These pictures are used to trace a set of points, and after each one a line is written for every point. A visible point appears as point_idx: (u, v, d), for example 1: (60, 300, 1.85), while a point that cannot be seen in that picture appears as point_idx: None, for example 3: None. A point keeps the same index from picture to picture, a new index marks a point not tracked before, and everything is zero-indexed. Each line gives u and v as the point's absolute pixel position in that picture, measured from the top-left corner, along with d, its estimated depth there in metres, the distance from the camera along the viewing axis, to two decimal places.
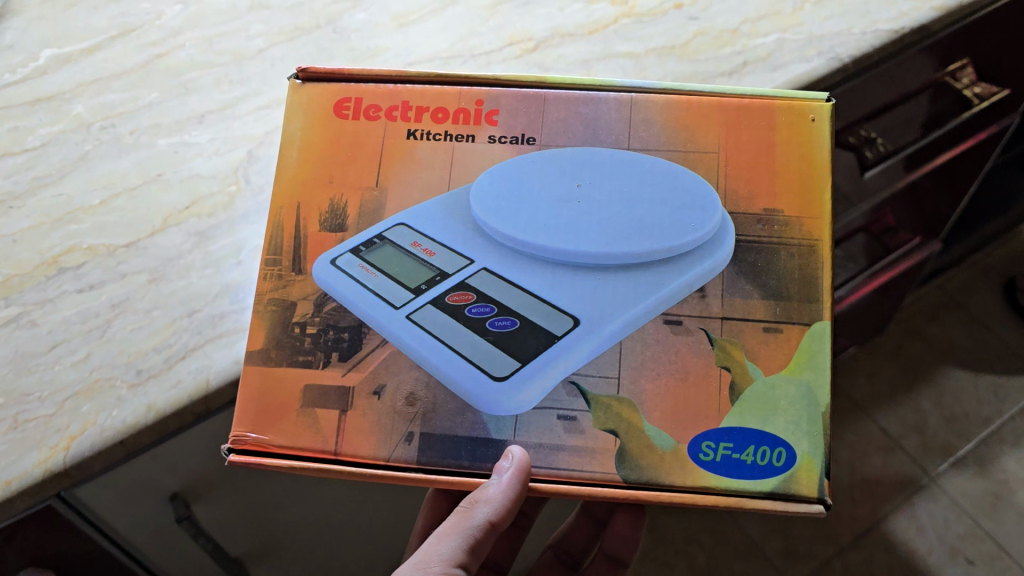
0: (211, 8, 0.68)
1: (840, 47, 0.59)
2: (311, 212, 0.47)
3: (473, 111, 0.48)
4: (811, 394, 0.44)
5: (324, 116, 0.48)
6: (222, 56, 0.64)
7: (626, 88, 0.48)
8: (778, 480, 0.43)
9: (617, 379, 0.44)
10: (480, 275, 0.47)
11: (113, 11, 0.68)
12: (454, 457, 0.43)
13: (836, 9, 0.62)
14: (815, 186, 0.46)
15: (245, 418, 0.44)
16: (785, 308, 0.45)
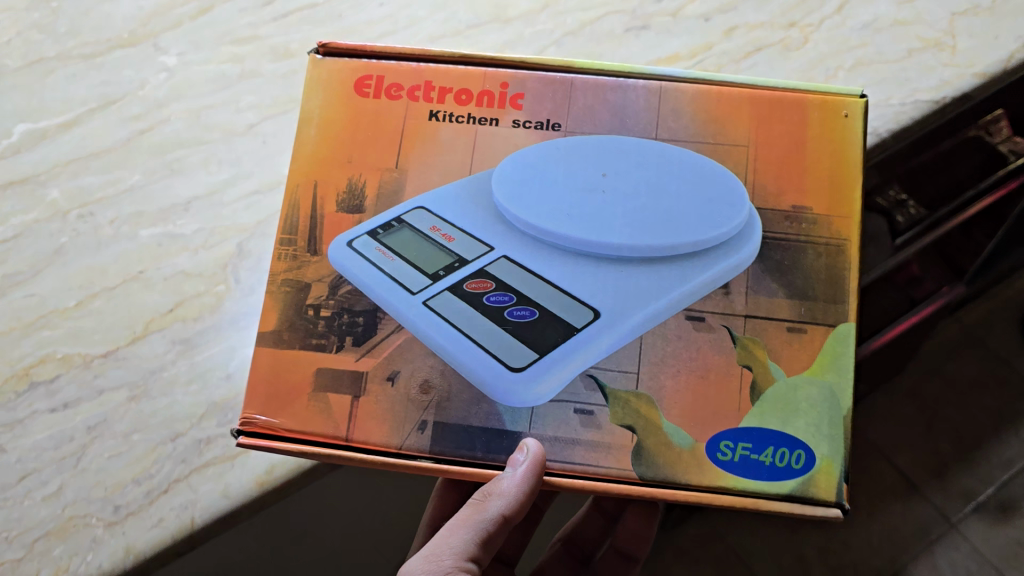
0: (200, 75, 0.63)
1: (877, 120, 0.57)
2: (329, 192, 0.46)
3: (497, 94, 0.47)
4: (833, 396, 0.42)
5: (345, 95, 0.47)
6: (210, 131, 0.61)
7: (654, 78, 0.47)
8: (796, 482, 0.41)
9: (637, 374, 0.42)
10: (500, 262, 0.45)
11: (92, 79, 0.63)
12: (468, 448, 0.41)
13: (872, 76, 0.60)
14: (844, 185, 0.44)
15: (255, 401, 0.42)
16: (810, 308, 0.43)
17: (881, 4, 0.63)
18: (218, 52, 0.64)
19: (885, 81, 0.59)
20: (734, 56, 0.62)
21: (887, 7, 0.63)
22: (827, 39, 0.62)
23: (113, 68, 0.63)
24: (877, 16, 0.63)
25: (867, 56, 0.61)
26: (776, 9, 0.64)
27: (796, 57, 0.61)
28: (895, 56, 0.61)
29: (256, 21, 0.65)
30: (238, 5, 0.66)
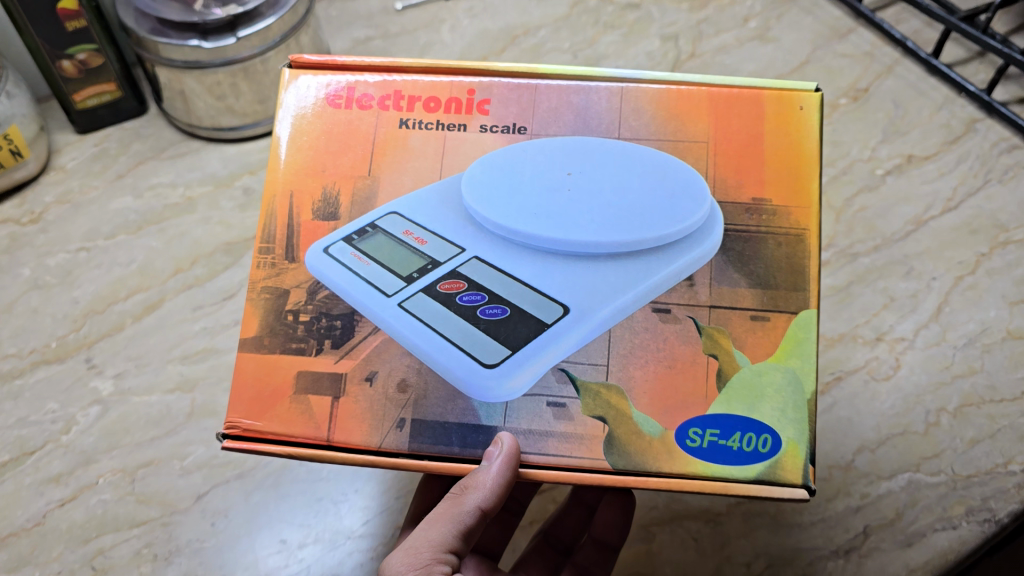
0: (140, 412, 0.57)
1: (996, 501, 0.51)
2: (304, 203, 0.45)
3: (464, 100, 0.46)
4: (798, 382, 0.41)
5: (319, 107, 0.46)
6: (146, 505, 0.54)
7: (614, 79, 0.46)
8: (763, 466, 0.40)
9: (607, 367, 0.41)
10: (472, 264, 0.43)
11: (7, 420, 0.57)
12: (444, 443, 0.41)
13: (986, 426, 0.54)
14: (805, 175, 0.43)
15: (239, 406, 0.42)
16: (773, 297, 0.42)
17: (989, 305, 0.59)
18: (165, 375, 0.59)
19: (1001, 432, 0.54)
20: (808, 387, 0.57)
21: (996, 313, 0.59)
22: (924, 364, 0.57)
23: (32, 396, 0.58)
24: (986, 326, 0.58)
25: (977, 392, 0.55)
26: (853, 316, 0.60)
27: (887, 395, 0.56)
28: (1010, 391, 0.55)
29: (212, 326, 0.61)
30: (192, 301, 0.62)
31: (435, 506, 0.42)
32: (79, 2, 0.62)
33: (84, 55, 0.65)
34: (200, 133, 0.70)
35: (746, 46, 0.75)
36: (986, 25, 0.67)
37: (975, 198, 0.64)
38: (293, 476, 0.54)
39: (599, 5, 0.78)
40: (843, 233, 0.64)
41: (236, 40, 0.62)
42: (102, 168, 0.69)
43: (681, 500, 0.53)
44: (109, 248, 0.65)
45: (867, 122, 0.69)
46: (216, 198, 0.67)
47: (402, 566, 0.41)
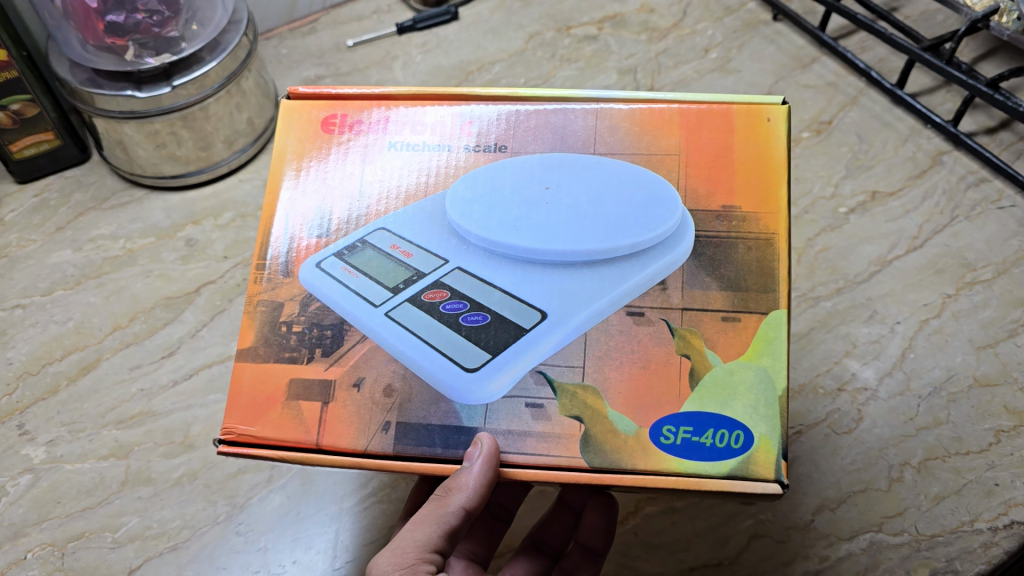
0: (73, 481, 0.55)
1: (961, 562, 0.48)
2: (300, 222, 0.43)
3: (449, 123, 0.44)
4: (769, 378, 0.38)
5: (313, 134, 0.44)
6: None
7: (592, 99, 0.44)
8: (736, 461, 0.37)
9: (583, 368, 0.38)
10: (455, 274, 0.41)
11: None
12: (427, 444, 0.38)
13: (952, 479, 0.52)
14: (772, 181, 0.41)
15: (233, 412, 0.39)
16: (743, 298, 0.39)
17: (956, 351, 0.57)
18: (99, 440, 0.56)
19: (967, 488, 0.51)
20: None
21: (962, 358, 0.56)
22: (887, 414, 0.55)
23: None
24: (952, 373, 0.56)
25: (942, 444, 0.53)
26: (818, 358, 0.58)
27: (847, 450, 0.54)
28: (976, 443, 0.53)
29: (149, 387, 0.58)
30: (130, 360, 0.59)
31: (421, 507, 0.41)
32: (9, 53, 0.60)
33: (18, 105, 0.63)
34: (142, 182, 0.68)
35: (706, 79, 0.73)
36: (951, 57, 0.64)
37: (941, 235, 0.62)
38: (228, 547, 0.52)
39: (556, 38, 0.77)
40: (804, 275, 0.62)
41: (171, 88, 0.60)
42: (42, 221, 0.67)
43: (632, 566, 0.51)
44: (45, 304, 0.62)
45: (831, 157, 0.67)
46: (157, 250, 0.65)
47: (387, 564, 0.39)
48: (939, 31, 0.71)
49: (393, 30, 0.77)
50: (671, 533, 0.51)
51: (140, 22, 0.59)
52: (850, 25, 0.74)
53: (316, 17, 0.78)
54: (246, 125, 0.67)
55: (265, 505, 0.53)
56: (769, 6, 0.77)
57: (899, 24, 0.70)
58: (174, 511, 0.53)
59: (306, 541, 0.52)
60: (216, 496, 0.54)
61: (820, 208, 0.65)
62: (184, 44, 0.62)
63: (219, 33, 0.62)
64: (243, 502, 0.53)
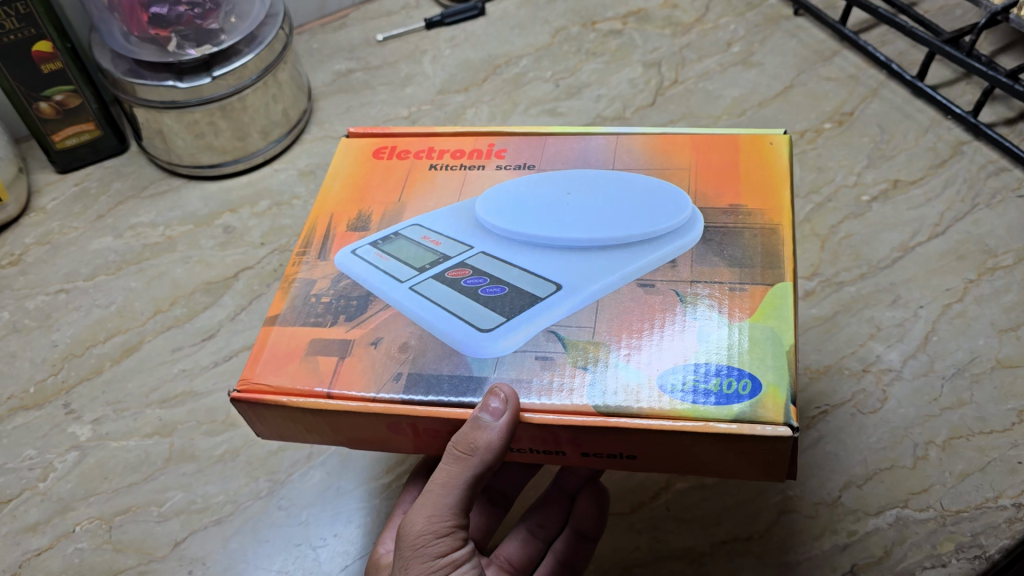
0: (119, 458, 0.56)
1: (988, 537, 0.49)
2: (341, 220, 0.46)
3: (485, 150, 0.49)
4: (776, 335, 0.37)
5: (363, 159, 0.49)
6: (123, 553, 0.52)
7: (613, 134, 0.49)
8: (744, 405, 0.35)
9: (594, 327, 0.39)
10: (479, 256, 0.43)
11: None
12: (436, 391, 0.37)
13: (977, 457, 0.53)
14: (774, 186, 0.44)
15: (252, 365, 0.40)
16: (750, 273, 0.40)
17: (978, 334, 0.58)
18: (143, 419, 0.58)
19: (991, 465, 0.52)
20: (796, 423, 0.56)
21: (985, 341, 0.57)
22: (912, 395, 0.56)
23: (11, 443, 0.57)
24: (975, 355, 0.57)
25: (966, 423, 0.54)
26: (843, 341, 0.59)
27: (873, 428, 0.55)
28: (1000, 423, 0.54)
29: (191, 367, 0.60)
30: (171, 342, 0.61)
31: (440, 468, 0.39)
32: (54, 45, 0.62)
33: (61, 96, 0.65)
34: (180, 171, 0.70)
35: (729, 72, 0.74)
36: (970, 49, 0.66)
37: (962, 223, 0.63)
38: (270, 521, 0.53)
39: (581, 32, 0.78)
40: (828, 261, 0.63)
41: (211, 78, 0.62)
42: (83, 209, 0.69)
43: (663, 539, 0.52)
44: (88, 289, 0.64)
45: (853, 147, 0.69)
46: (195, 237, 0.67)
47: (421, 531, 0.40)
48: (958, 24, 0.73)
49: (422, 25, 0.79)
50: (703, 508, 0.53)
51: (183, 14, 0.61)
52: (870, 19, 0.76)
53: (346, 12, 0.80)
54: (281, 116, 0.69)
55: (305, 481, 0.55)
56: (790, 2, 0.79)
57: (920, 18, 0.71)
58: (217, 487, 0.55)
59: (346, 515, 0.54)
60: (258, 472, 0.55)
61: (842, 196, 0.66)
62: (223, 36, 0.63)
63: (258, 26, 0.64)
64: (285, 478, 0.55)
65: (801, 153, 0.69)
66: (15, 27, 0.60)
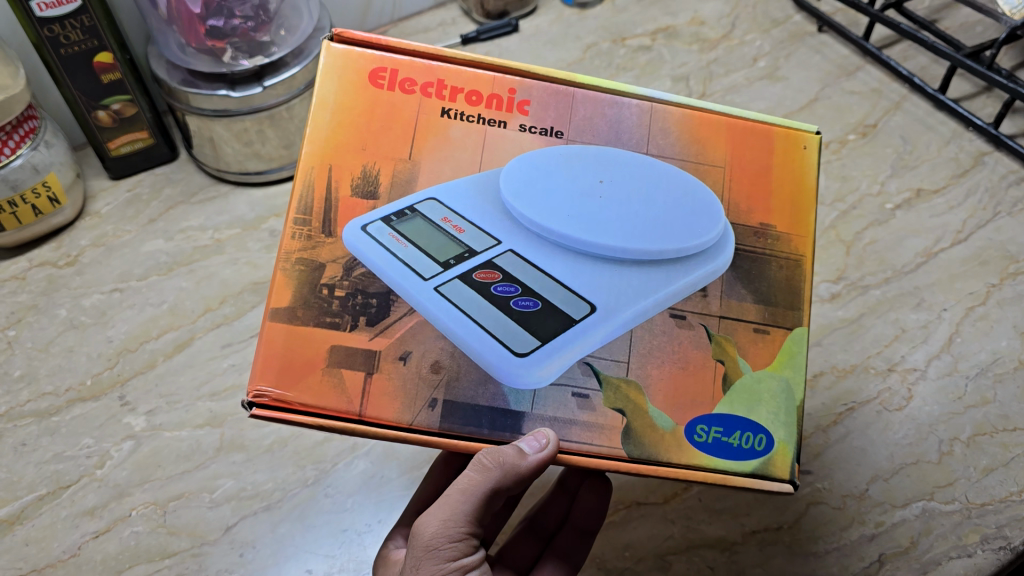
0: (172, 447, 0.59)
1: (1012, 529, 0.51)
2: (344, 176, 0.42)
3: (505, 98, 0.43)
4: (790, 390, 0.42)
5: (359, 84, 0.42)
6: (177, 537, 0.55)
7: (646, 98, 0.44)
8: (758, 462, 0.41)
9: (628, 363, 0.40)
10: (508, 256, 0.42)
11: (44, 455, 0.58)
12: (475, 426, 0.39)
13: (1001, 453, 0.54)
14: (803, 208, 0.44)
15: (268, 372, 0.39)
16: (773, 312, 0.42)
17: (1001, 335, 0.60)
18: (194, 410, 0.60)
19: (1015, 461, 0.54)
20: (821, 419, 0.58)
21: (1007, 342, 0.59)
22: (936, 394, 0.58)
23: (69, 432, 0.59)
24: (997, 356, 0.59)
25: (990, 420, 0.56)
26: (868, 343, 0.61)
27: (899, 425, 0.57)
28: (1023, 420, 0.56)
29: (240, 362, 0.63)
30: (221, 338, 0.64)
31: (463, 477, 0.40)
32: (114, 56, 0.65)
33: (118, 105, 0.68)
34: (228, 178, 0.73)
35: (756, 85, 0.77)
36: (991, 63, 0.68)
37: (985, 230, 0.65)
38: (318, 508, 0.56)
39: (612, 47, 0.81)
40: (853, 265, 0.65)
41: (262, 88, 0.65)
42: (135, 213, 0.72)
43: (697, 529, 0.53)
44: (142, 288, 0.67)
45: (877, 157, 0.71)
46: (243, 240, 0.70)
47: (437, 536, 0.41)
48: (979, 40, 0.75)
49: (458, 40, 0.82)
50: (734, 500, 0.55)
51: (238, 27, 0.63)
52: (893, 35, 0.78)
53: (385, 29, 0.84)
54: None
55: (350, 470, 0.58)
56: (814, 19, 0.82)
57: (941, 33, 0.74)
58: (266, 475, 0.57)
59: (389, 504, 0.56)
60: (305, 462, 0.58)
61: (867, 204, 0.68)
62: (274, 49, 0.66)
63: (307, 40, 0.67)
64: (331, 467, 0.58)
65: (826, 162, 0.71)
66: (79, 38, 0.63)
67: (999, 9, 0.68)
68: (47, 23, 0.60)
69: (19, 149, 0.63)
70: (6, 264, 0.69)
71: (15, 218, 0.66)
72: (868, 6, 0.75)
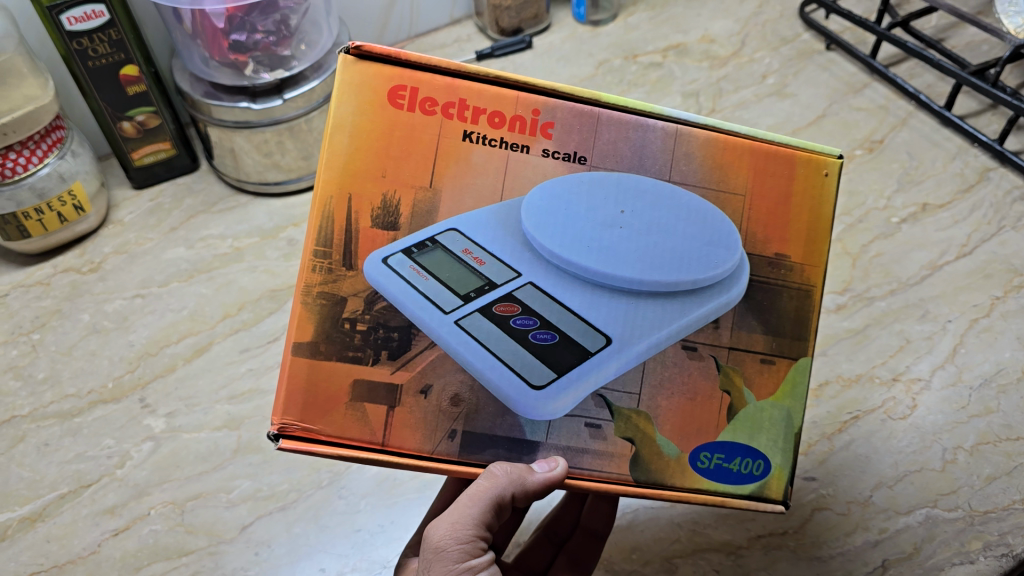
0: (190, 448, 0.60)
1: (1014, 534, 0.51)
2: (364, 207, 0.41)
3: (528, 120, 0.41)
4: (790, 418, 0.44)
5: (378, 105, 0.41)
6: (194, 535, 0.56)
7: (672, 119, 0.42)
8: (754, 486, 0.43)
9: (639, 395, 0.41)
10: (527, 289, 0.42)
11: (66, 455, 0.60)
12: (492, 454, 0.41)
13: (1004, 462, 0.55)
14: (820, 239, 0.43)
15: (293, 406, 0.40)
16: (781, 343, 0.43)
17: (1005, 346, 0.61)
18: (213, 413, 0.62)
19: (1018, 470, 0.54)
20: (826, 427, 0.59)
21: (1010, 353, 0.60)
22: (940, 403, 0.59)
23: (90, 433, 0.61)
24: (1001, 366, 0.60)
25: (994, 429, 0.57)
26: (873, 355, 0.62)
27: (903, 434, 0.58)
28: None
29: (257, 366, 0.64)
30: (239, 343, 0.66)
31: (471, 486, 0.41)
32: (140, 69, 0.67)
33: (143, 117, 0.70)
34: (247, 188, 0.75)
35: (765, 102, 0.79)
36: (996, 80, 0.69)
37: (989, 243, 0.66)
38: (333, 509, 0.57)
39: (623, 64, 0.83)
40: (859, 277, 0.66)
41: (282, 101, 0.67)
42: (157, 221, 0.74)
43: (703, 533, 0.54)
44: (163, 294, 0.69)
45: (883, 172, 0.72)
46: (262, 249, 0.72)
47: (447, 538, 0.43)
48: (985, 58, 0.76)
49: (473, 56, 0.84)
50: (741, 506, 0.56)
51: (260, 41, 0.65)
52: (900, 54, 0.80)
53: (402, 45, 0.86)
54: None
55: (363, 473, 0.59)
56: (822, 38, 0.83)
57: (946, 52, 0.75)
58: (282, 476, 0.59)
59: (401, 505, 0.57)
60: (320, 464, 0.59)
61: (873, 218, 0.70)
62: (295, 62, 0.68)
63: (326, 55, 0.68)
64: (345, 470, 0.59)
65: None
66: (106, 51, 0.65)
67: (1005, 27, 0.70)
68: (76, 36, 0.63)
69: (46, 158, 0.65)
70: (31, 271, 0.70)
71: (41, 226, 0.67)
72: (875, 25, 0.77)
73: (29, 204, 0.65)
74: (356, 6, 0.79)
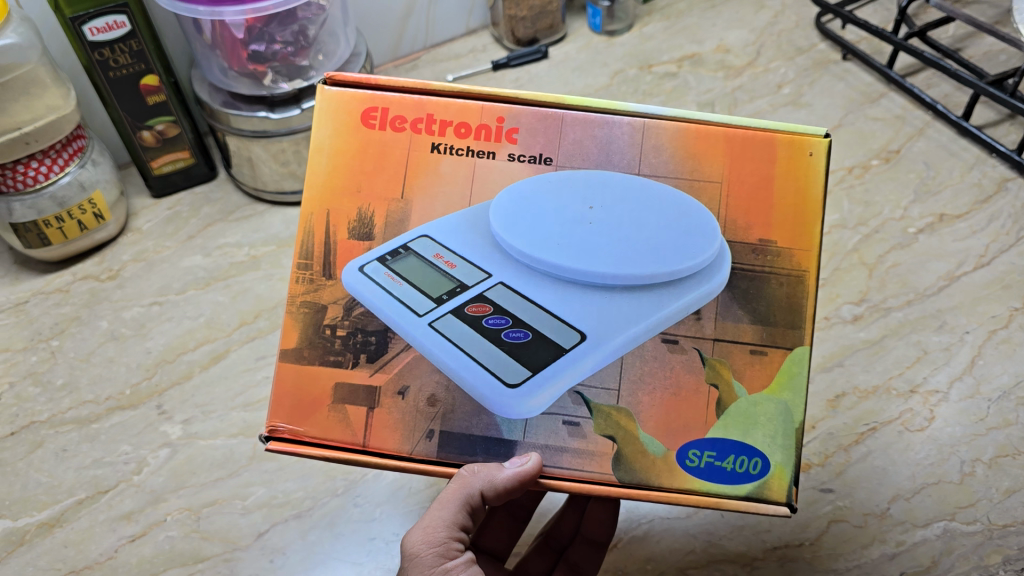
0: (206, 455, 0.60)
1: None
2: (341, 220, 0.43)
3: (494, 127, 0.43)
4: (788, 412, 0.41)
5: (352, 126, 0.43)
6: (210, 542, 0.56)
7: (638, 114, 0.43)
8: (751, 486, 0.41)
9: (618, 391, 0.41)
10: (497, 288, 0.42)
11: (83, 460, 0.60)
12: (469, 454, 0.41)
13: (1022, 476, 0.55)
14: (809, 220, 0.41)
15: (281, 409, 0.42)
16: (772, 332, 0.41)
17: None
18: (229, 420, 0.62)
19: None
20: (843, 438, 0.58)
21: None
22: (957, 415, 0.58)
23: (107, 439, 0.61)
24: (1019, 378, 0.59)
25: (1012, 441, 0.56)
26: (889, 365, 0.61)
27: (920, 446, 0.57)
28: None
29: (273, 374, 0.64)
30: (256, 351, 0.66)
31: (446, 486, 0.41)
32: (159, 79, 0.68)
33: (162, 126, 0.71)
34: (264, 197, 0.76)
35: (780, 111, 0.78)
36: (1013, 90, 0.69)
37: (1008, 254, 0.66)
38: (348, 517, 0.57)
39: (639, 74, 0.83)
40: (876, 287, 0.66)
41: (300, 110, 0.67)
42: (174, 230, 0.74)
43: (718, 544, 0.54)
44: (180, 301, 0.69)
45: (899, 182, 0.72)
46: (278, 257, 0.72)
47: (421, 542, 0.43)
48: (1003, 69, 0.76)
49: (489, 66, 0.84)
50: (755, 516, 0.55)
51: (278, 52, 0.65)
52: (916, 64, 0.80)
53: (418, 55, 0.86)
54: None
55: (378, 482, 0.59)
56: (838, 47, 0.83)
57: (964, 62, 0.75)
58: (297, 484, 0.59)
59: (415, 514, 0.57)
60: (334, 472, 0.60)
61: (890, 228, 0.69)
62: (313, 72, 0.68)
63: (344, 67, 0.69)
64: (360, 478, 0.59)
65: (849, 188, 0.72)
66: (127, 62, 0.65)
67: None
68: (98, 47, 0.63)
69: (67, 167, 0.66)
70: (50, 278, 0.71)
71: (61, 234, 0.68)
72: (892, 35, 0.76)
73: (49, 212, 0.66)
74: (372, 16, 0.80)
